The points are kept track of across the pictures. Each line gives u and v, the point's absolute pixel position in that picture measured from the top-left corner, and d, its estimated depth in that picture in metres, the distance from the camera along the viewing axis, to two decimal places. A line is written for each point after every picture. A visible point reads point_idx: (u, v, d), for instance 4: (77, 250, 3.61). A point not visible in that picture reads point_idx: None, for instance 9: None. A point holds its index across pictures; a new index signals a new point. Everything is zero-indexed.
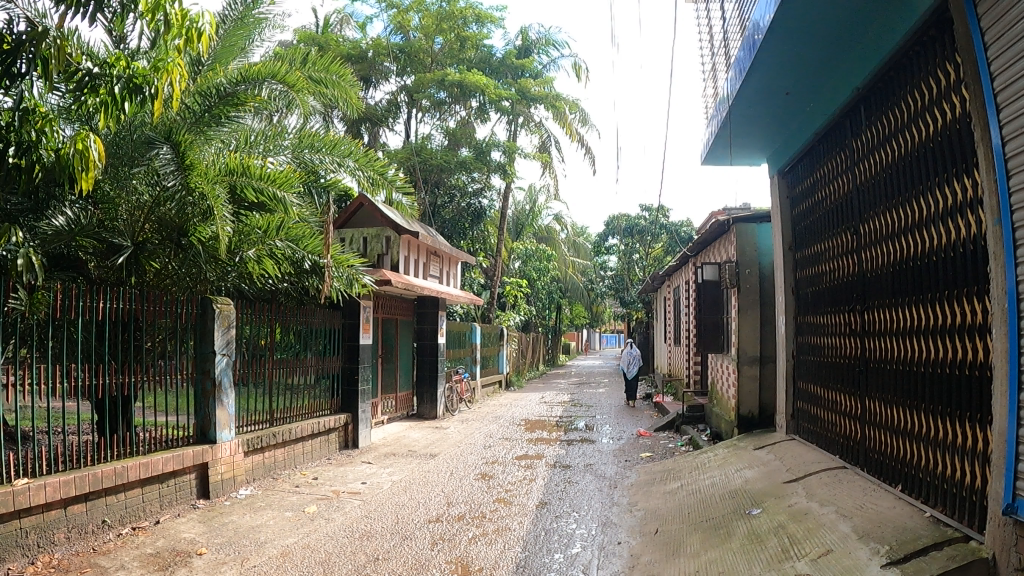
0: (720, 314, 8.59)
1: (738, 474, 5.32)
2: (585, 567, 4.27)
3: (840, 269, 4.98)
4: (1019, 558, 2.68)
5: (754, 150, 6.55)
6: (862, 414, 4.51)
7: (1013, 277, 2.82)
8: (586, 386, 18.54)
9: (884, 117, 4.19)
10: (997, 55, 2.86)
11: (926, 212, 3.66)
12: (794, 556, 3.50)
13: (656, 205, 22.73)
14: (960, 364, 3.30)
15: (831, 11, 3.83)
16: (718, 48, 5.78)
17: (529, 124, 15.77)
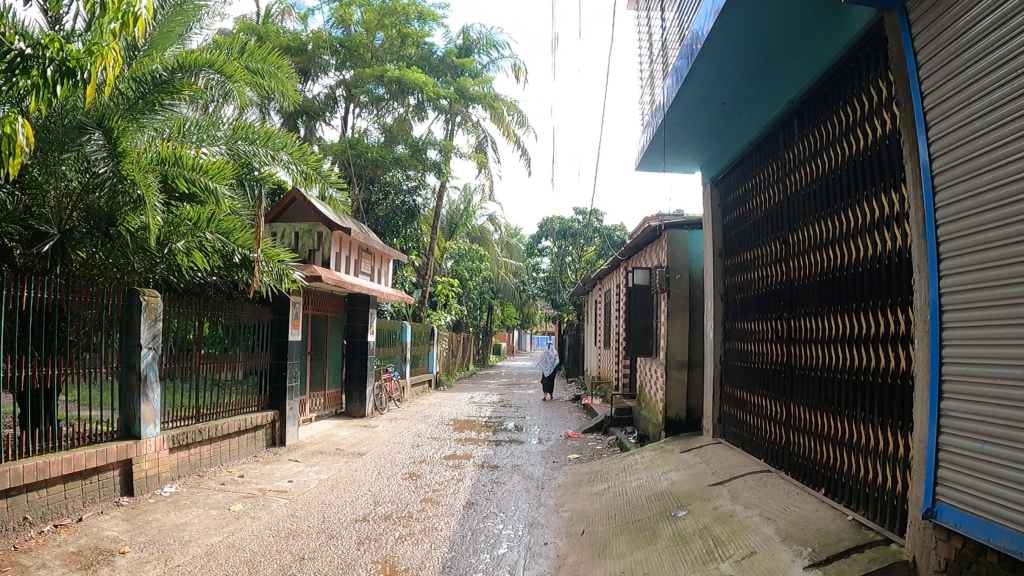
0: (649, 319, 8.70)
1: (664, 476, 5.40)
2: (511, 567, 4.28)
3: (769, 277, 5.08)
4: (938, 560, 2.78)
5: (686, 158, 6.64)
6: (786, 420, 4.61)
7: (936, 289, 2.91)
8: (516, 387, 18.62)
9: (816, 130, 4.29)
10: (930, 74, 2.96)
11: (854, 225, 3.75)
12: (718, 557, 3.56)
13: (589, 208, 22.88)
14: (884, 372, 3.39)
15: (766, 26, 3.94)
16: (658, 56, 5.82)
17: (465, 124, 15.77)
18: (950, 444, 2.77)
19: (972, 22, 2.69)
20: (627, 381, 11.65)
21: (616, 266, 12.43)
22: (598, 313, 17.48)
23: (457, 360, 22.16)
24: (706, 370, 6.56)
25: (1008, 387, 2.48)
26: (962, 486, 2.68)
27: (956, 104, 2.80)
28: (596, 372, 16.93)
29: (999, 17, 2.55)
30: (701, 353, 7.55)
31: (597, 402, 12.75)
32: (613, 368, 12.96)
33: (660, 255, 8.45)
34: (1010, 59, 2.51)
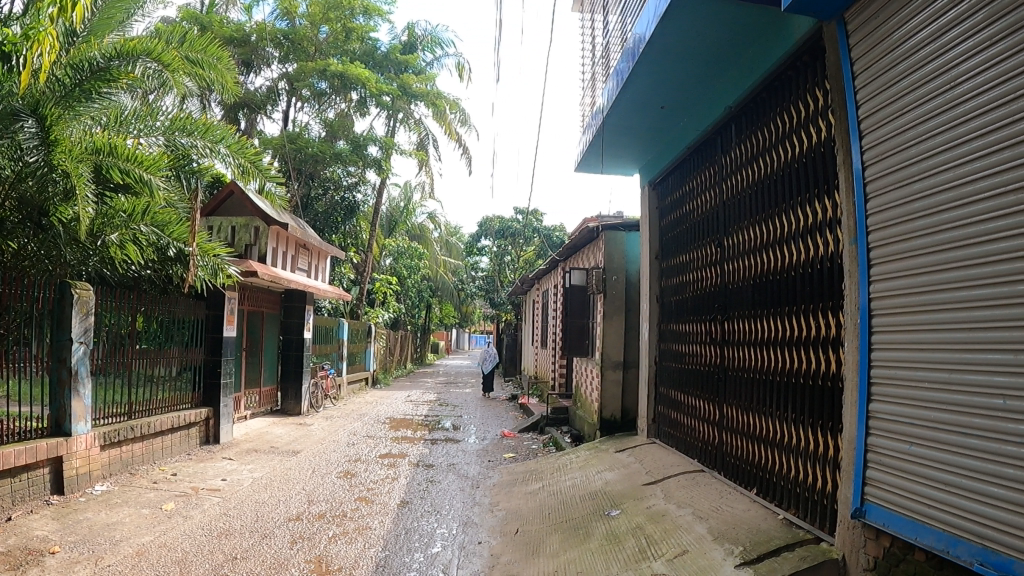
0: (586, 320, 8.75)
1: (598, 475, 5.44)
2: (445, 567, 4.27)
3: (704, 279, 5.16)
4: (867, 558, 2.88)
5: (624, 160, 6.71)
6: (719, 420, 4.69)
7: (865, 293, 2.99)
8: (453, 386, 18.57)
9: (753, 136, 4.36)
10: (866, 84, 3.04)
11: (788, 230, 3.83)
12: (651, 556, 3.61)
13: (529, 208, 23.01)
14: (814, 374, 3.47)
15: (706, 32, 3.99)
16: (600, 59, 5.86)
17: (407, 121, 15.71)
18: (878, 445, 2.85)
19: (908, 34, 2.76)
20: (563, 381, 11.72)
21: (554, 266, 12.50)
22: (535, 313, 17.54)
23: (395, 358, 22.03)
24: (641, 371, 6.63)
25: (935, 389, 2.56)
26: (889, 486, 2.76)
27: (890, 113, 2.88)
28: (532, 372, 16.99)
29: (935, 31, 2.62)
30: (637, 353, 7.63)
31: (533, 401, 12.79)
32: (550, 368, 13.00)
33: (596, 257, 8.51)
34: (944, 72, 2.59)
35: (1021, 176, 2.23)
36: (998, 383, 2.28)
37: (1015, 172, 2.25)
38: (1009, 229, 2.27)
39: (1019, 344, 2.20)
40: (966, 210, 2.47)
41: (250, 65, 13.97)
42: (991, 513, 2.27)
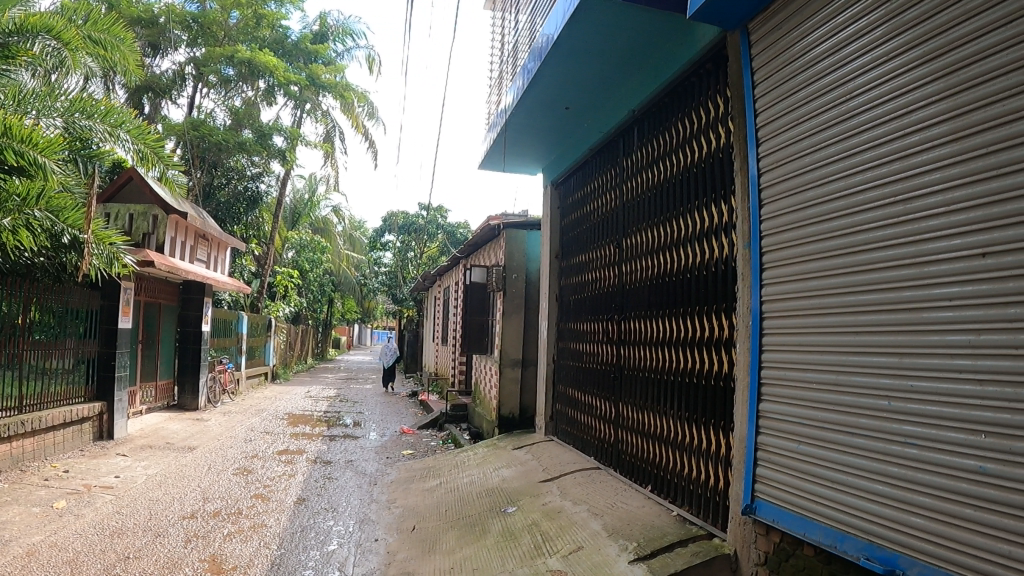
0: (486, 317, 8.77)
1: (495, 472, 5.48)
2: (341, 565, 4.24)
3: (603, 279, 5.25)
4: (758, 554, 3.00)
5: (527, 160, 6.77)
6: (615, 418, 4.78)
7: (758, 296, 3.10)
8: (353, 382, 18.38)
9: (654, 140, 4.47)
10: (766, 93, 3.15)
11: (684, 233, 3.94)
12: (546, 552, 3.67)
13: (434, 205, 22.99)
14: (707, 373, 3.57)
15: (612, 36, 4.06)
16: (508, 58, 5.90)
17: (315, 113, 15.50)
18: (768, 444, 2.96)
19: (808, 46, 2.87)
20: (462, 378, 11.74)
21: (455, 263, 12.52)
22: (437, 309, 17.51)
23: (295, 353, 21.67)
24: (539, 369, 6.71)
25: (824, 390, 2.67)
26: (778, 483, 2.88)
27: (788, 123, 2.98)
28: (432, 369, 16.96)
29: (833, 45, 2.73)
30: (535, 352, 7.71)
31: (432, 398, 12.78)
32: (450, 365, 13.02)
33: (498, 254, 8.54)
34: (840, 85, 2.70)
35: (911, 187, 2.34)
36: (884, 384, 2.39)
37: (906, 183, 2.36)
38: (898, 237, 2.38)
39: (905, 346, 2.31)
40: (856, 218, 2.58)
41: (155, 47, 13.54)
42: (876, 509, 2.37)
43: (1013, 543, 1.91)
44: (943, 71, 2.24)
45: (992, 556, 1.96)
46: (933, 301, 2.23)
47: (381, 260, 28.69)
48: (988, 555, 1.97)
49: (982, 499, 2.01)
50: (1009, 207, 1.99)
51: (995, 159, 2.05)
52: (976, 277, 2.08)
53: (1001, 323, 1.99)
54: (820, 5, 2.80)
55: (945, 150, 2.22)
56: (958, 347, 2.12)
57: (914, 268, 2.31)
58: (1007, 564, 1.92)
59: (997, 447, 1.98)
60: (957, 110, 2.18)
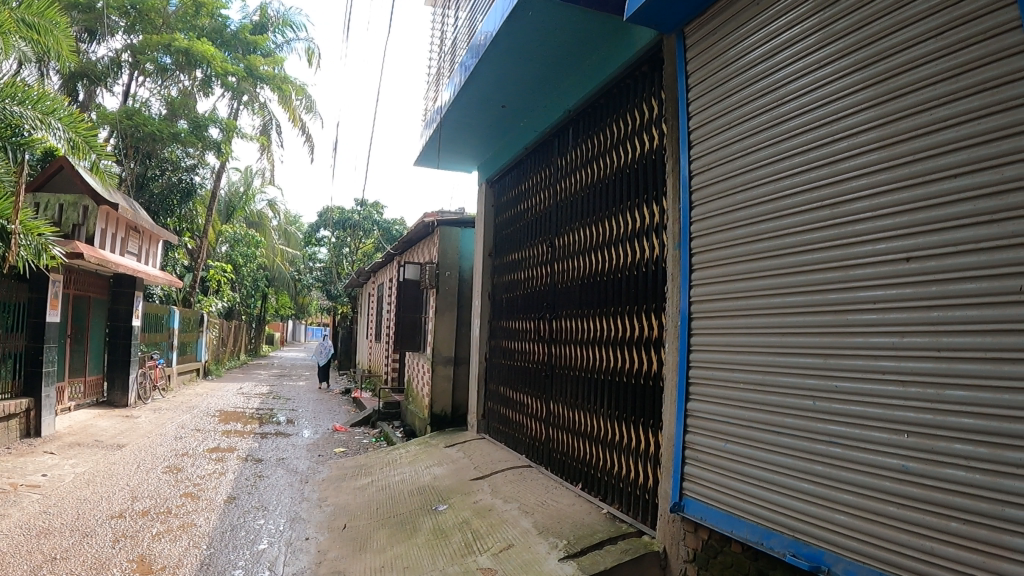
0: (418, 314, 8.71)
1: (427, 470, 5.45)
2: (271, 564, 4.17)
3: (535, 278, 5.26)
4: (686, 551, 3.02)
5: (462, 157, 6.75)
6: (546, 417, 4.79)
7: (687, 297, 3.13)
8: (286, 379, 18.14)
9: (588, 140, 4.48)
10: (700, 96, 3.17)
11: (616, 233, 3.96)
12: (476, 550, 3.65)
13: (371, 200, 22.84)
14: (636, 373, 3.59)
15: (549, 35, 4.06)
16: (447, 54, 5.87)
17: (252, 104, 15.27)
18: (696, 443, 2.99)
19: (743, 51, 2.90)
20: (395, 375, 11.67)
21: (389, 259, 12.44)
22: (370, 306, 17.40)
23: (228, 349, 21.31)
24: (471, 367, 6.69)
25: (751, 390, 2.70)
26: (706, 481, 2.91)
27: (720, 126, 3.01)
28: (366, 366, 16.84)
29: (768, 51, 2.76)
30: (468, 349, 7.69)
31: (365, 396, 12.70)
32: (383, 362, 12.94)
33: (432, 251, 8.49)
34: (772, 90, 2.73)
35: (838, 192, 2.38)
36: (810, 385, 2.42)
37: (833, 188, 2.40)
38: (825, 241, 2.42)
39: (831, 347, 2.35)
40: (784, 222, 2.61)
41: (92, 32, 13.11)
42: (802, 507, 2.41)
43: (936, 540, 1.94)
44: (873, 79, 2.28)
45: (914, 553, 2.00)
46: (858, 304, 2.27)
47: (316, 255, 28.38)
48: (911, 552, 2.00)
49: (906, 497, 2.04)
50: (935, 213, 2.03)
51: (922, 167, 2.09)
52: (899, 281, 2.12)
53: (924, 325, 2.03)
54: (755, 12, 2.84)
55: (872, 156, 2.25)
56: (881, 348, 2.16)
57: (839, 272, 2.35)
58: (929, 561, 1.95)
59: (920, 445, 2.01)
60: (885, 117, 2.22)
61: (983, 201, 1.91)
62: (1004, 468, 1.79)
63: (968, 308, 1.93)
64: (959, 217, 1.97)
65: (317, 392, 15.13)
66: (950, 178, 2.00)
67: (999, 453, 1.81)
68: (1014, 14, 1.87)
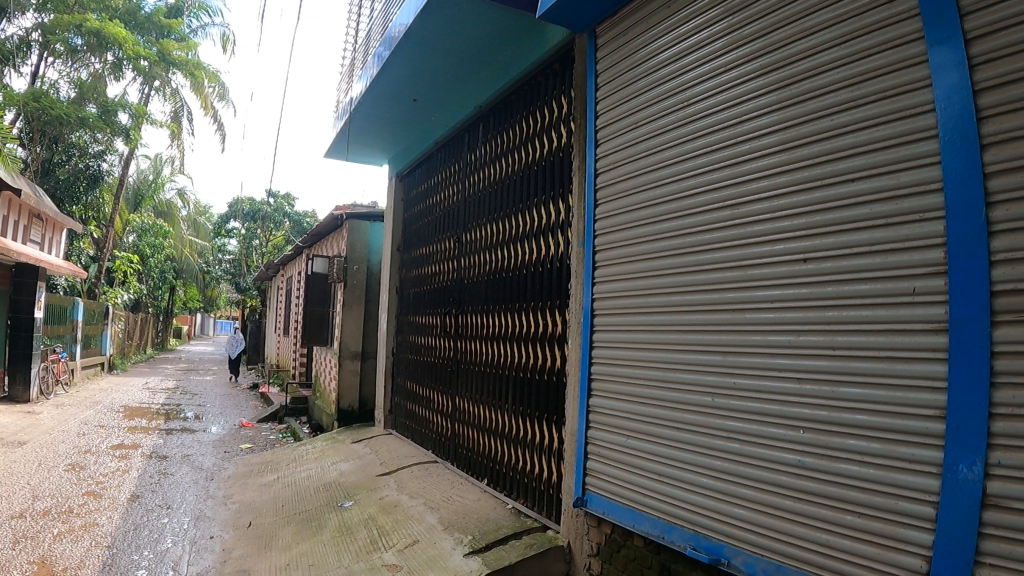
0: (325, 308, 8.58)
1: (334, 467, 5.38)
2: (175, 564, 4.07)
3: (442, 272, 5.25)
4: (590, 544, 3.06)
5: (371, 151, 6.69)
6: (451, 412, 4.79)
7: (590, 294, 3.15)
8: (193, 373, 17.72)
9: (498, 136, 4.49)
10: (608, 95, 3.20)
11: (522, 229, 3.97)
12: (382, 547, 3.61)
13: (281, 192, 22.55)
14: (541, 368, 3.61)
15: (462, 30, 4.03)
16: (361, 47, 5.79)
17: (163, 90, 14.88)
18: (598, 438, 3.01)
19: (652, 52, 2.92)
20: (302, 370, 11.52)
21: (298, 252, 12.29)
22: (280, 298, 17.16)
23: (134, 342, 20.69)
24: (378, 362, 6.64)
25: (652, 387, 2.74)
26: (607, 476, 2.93)
27: (628, 125, 3.03)
28: (274, 360, 16.58)
29: (676, 52, 2.79)
30: (375, 344, 7.64)
31: (272, 390, 12.51)
32: (291, 356, 12.76)
33: (341, 245, 8.40)
34: (679, 91, 2.77)
35: (739, 193, 2.42)
36: (709, 381, 2.47)
37: (734, 189, 2.44)
38: (724, 240, 2.47)
39: (728, 345, 2.40)
40: (685, 221, 2.65)
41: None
42: (701, 502, 2.44)
43: (832, 532, 1.97)
44: (777, 84, 2.32)
45: (810, 544, 2.03)
46: (754, 302, 2.32)
47: (225, 246, 27.83)
48: (809, 544, 2.04)
49: (800, 491, 2.09)
50: (832, 216, 2.07)
51: (820, 171, 2.13)
52: (797, 281, 2.17)
53: (821, 325, 2.08)
54: (667, 13, 2.86)
55: (774, 159, 2.29)
56: (778, 347, 2.21)
57: (736, 271, 2.40)
58: (824, 554, 1.99)
59: (815, 441, 2.06)
60: (787, 122, 2.26)
61: (878, 205, 1.95)
62: (896, 463, 1.84)
63: (860, 309, 1.97)
64: (855, 220, 2.01)
65: (225, 387, 14.84)
66: (847, 182, 2.04)
67: (893, 448, 1.85)
68: (918, 25, 1.89)
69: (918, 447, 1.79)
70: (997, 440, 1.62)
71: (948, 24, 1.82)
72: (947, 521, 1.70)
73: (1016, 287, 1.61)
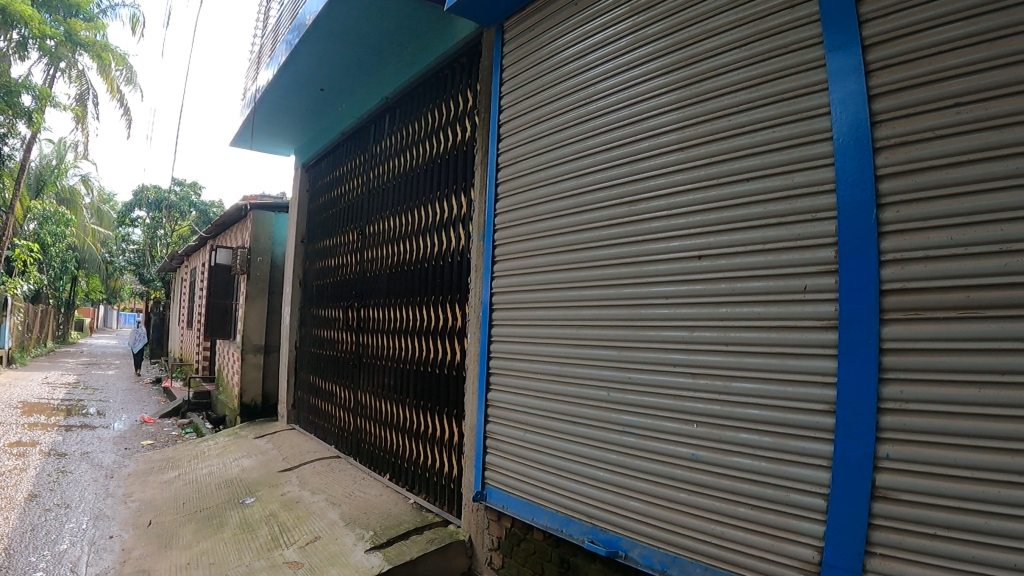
0: (229, 301, 8.39)
1: (236, 463, 5.28)
2: (72, 565, 3.92)
3: (345, 265, 5.20)
4: (491, 538, 3.08)
5: (276, 140, 6.59)
6: (354, 407, 4.74)
7: (490, 288, 3.15)
8: (94, 368, 17.17)
9: (404, 129, 4.46)
10: (512, 90, 3.20)
11: (425, 222, 3.95)
12: (283, 544, 3.54)
13: (188, 181, 22.04)
14: (441, 362, 3.60)
15: (370, 21, 3.98)
16: (270, 34, 5.69)
17: (69, 72, 14.38)
18: (497, 432, 3.01)
19: (558, 48, 2.93)
20: (206, 364, 11.27)
21: (203, 242, 12.03)
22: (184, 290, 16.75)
23: (33, 334, 19.95)
24: (281, 355, 6.55)
25: (550, 380, 2.75)
26: (505, 471, 2.94)
27: (532, 121, 3.03)
28: (179, 354, 16.19)
29: (581, 49, 2.80)
30: (278, 338, 7.53)
31: (175, 384, 12.22)
32: (195, 350, 12.48)
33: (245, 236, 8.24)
34: (582, 88, 2.78)
35: (636, 190, 2.45)
36: (605, 376, 2.49)
37: (632, 186, 2.47)
38: (621, 236, 2.49)
39: (624, 340, 2.42)
40: (583, 216, 2.67)
41: None
42: (598, 495, 2.45)
43: (727, 524, 1.98)
44: (677, 83, 2.34)
45: (702, 536, 2.04)
46: (650, 298, 2.35)
47: (132, 237, 27.07)
48: (703, 537, 2.04)
49: (695, 484, 2.09)
50: (726, 214, 2.10)
51: (716, 170, 2.16)
52: (691, 278, 2.20)
53: (713, 320, 2.11)
54: (574, 10, 2.86)
55: (671, 157, 2.32)
56: (672, 342, 2.24)
57: (633, 267, 2.43)
58: (719, 545, 1.99)
59: (710, 435, 2.07)
60: (686, 121, 2.28)
61: (772, 204, 1.98)
62: (788, 456, 1.86)
63: (752, 305, 2.00)
64: (748, 219, 2.04)
65: (128, 381, 14.45)
66: (741, 182, 2.07)
67: (785, 442, 1.87)
68: (817, 30, 1.91)
69: (810, 440, 1.81)
70: (884, 434, 1.64)
71: (847, 29, 1.83)
72: (835, 514, 1.72)
73: (905, 286, 1.64)
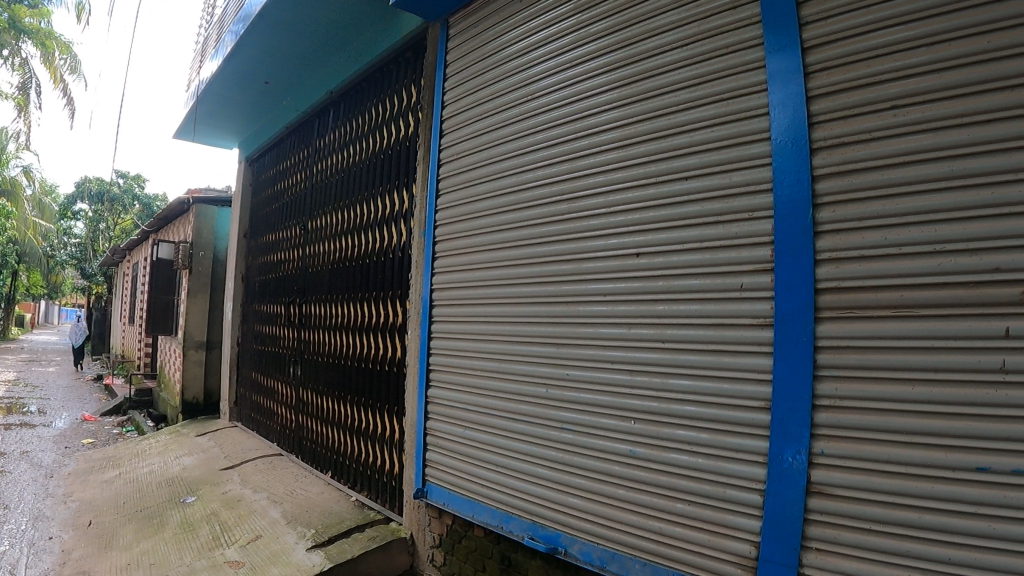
0: (171, 296, 8.27)
1: (177, 461, 5.21)
2: (11, 568, 3.80)
3: (288, 260, 5.16)
4: (433, 535, 3.08)
5: (219, 133, 6.51)
6: (295, 404, 4.71)
7: (431, 285, 3.15)
8: (33, 364, 16.81)
9: (348, 124, 4.44)
10: (456, 86, 3.20)
11: (367, 218, 3.93)
12: (223, 543, 3.50)
13: (131, 173, 21.66)
14: (382, 359, 3.59)
15: (313, 14, 3.95)
16: (215, 25, 5.61)
17: (9, 60, 14.05)
18: (437, 429, 3.01)
19: (503, 45, 2.93)
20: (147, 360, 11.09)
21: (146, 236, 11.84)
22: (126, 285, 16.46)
23: None
24: (223, 352, 6.48)
25: (490, 376, 2.75)
26: (446, 467, 2.93)
27: (476, 117, 3.03)
28: (120, 350, 15.91)
29: (525, 46, 2.81)
30: (220, 334, 7.44)
31: (116, 381, 12.01)
32: (136, 346, 12.28)
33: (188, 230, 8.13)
34: (525, 85, 2.78)
35: (576, 187, 2.46)
36: (544, 373, 2.50)
37: (572, 183, 2.48)
38: (560, 232, 2.50)
39: (563, 336, 2.43)
40: (523, 211, 2.68)
41: None
42: (538, 491, 2.46)
43: (665, 520, 1.99)
44: (618, 81, 2.35)
45: (642, 533, 2.06)
46: (588, 294, 2.36)
47: (74, 231, 26.54)
48: (643, 533, 2.05)
49: (633, 481, 2.11)
50: (663, 212, 2.12)
51: (654, 169, 2.18)
52: (629, 275, 2.22)
53: (651, 318, 2.13)
54: (518, 7, 2.86)
55: (612, 156, 2.33)
56: (611, 339, 2.25)
57: (572, 263, 2.44)
58: (658, 542, 2.01)
59: (648, 432, 2.09)
60: (627, 120, 2.30)
61: (709, 203, 2.00)
62: (725, 452, 1.88)
63: (690, 303, 2.02)
64: (685, 218, 2.06)
65: (69, 378, 14.18)
66: (680, 181, 2.09)
67: (723, 439, 1.89)
68: (759, 32, 1.93)
69: (746, 437, 1.83)
70: (819, 431, 1.67)
71: (788, 32, 1.84)
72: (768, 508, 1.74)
73: (840, 285, 1.66)
